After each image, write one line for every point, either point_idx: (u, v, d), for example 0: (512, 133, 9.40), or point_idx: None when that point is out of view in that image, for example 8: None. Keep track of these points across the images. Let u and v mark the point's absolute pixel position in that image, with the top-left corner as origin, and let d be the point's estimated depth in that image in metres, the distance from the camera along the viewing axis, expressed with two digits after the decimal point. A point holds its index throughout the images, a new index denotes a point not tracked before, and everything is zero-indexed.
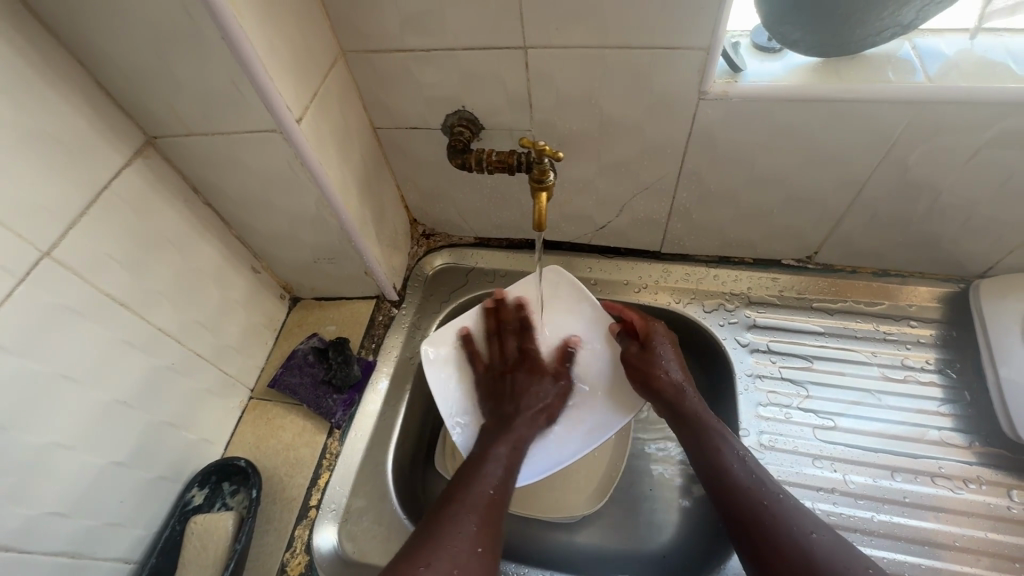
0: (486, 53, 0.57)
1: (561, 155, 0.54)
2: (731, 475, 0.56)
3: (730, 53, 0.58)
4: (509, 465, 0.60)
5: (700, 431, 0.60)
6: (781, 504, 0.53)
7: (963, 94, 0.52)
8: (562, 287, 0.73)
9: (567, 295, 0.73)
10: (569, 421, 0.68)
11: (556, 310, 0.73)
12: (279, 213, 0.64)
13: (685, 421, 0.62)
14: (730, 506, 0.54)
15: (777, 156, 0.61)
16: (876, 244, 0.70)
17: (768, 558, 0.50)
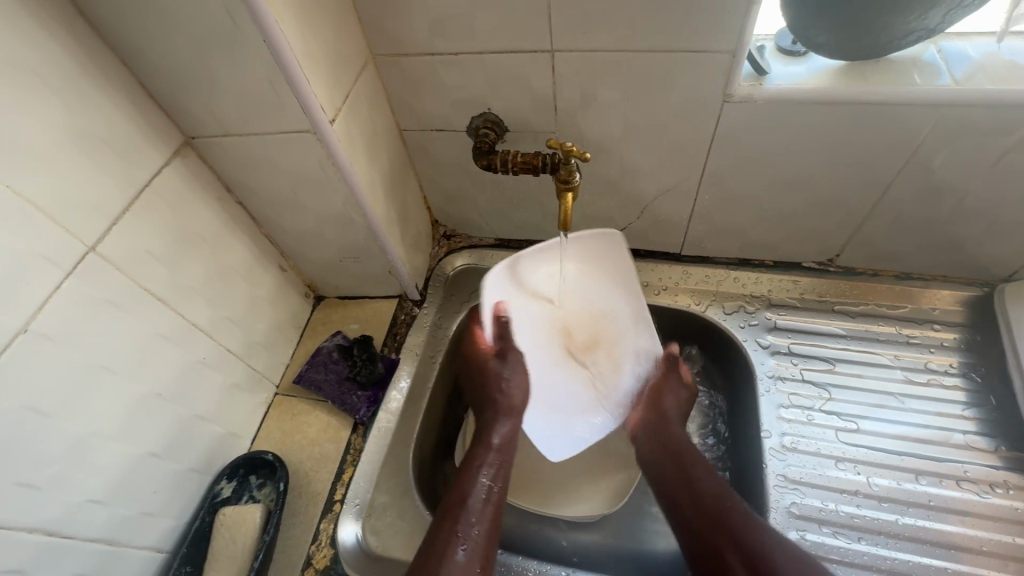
0: (514, 56, 0.58)
1: (588, 156, 0.55)
2: (715, 492, 0.60)
3: (755, 56, 0.58)
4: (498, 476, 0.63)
5: (687, 451, 0.66)
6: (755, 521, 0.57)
7: (989, 96, 0.52)
8: (614, 248, 0.66)
9: (620, 267, 0.68)
10: (601, 391, 0.73)
11: (606, 274, 0.69)
12: (308, 212, 0.65)
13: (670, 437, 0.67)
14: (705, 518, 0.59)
15: (800, 159, 0.62)
16: (898, 247, 0.70)
17: (727, 558, 0.55)
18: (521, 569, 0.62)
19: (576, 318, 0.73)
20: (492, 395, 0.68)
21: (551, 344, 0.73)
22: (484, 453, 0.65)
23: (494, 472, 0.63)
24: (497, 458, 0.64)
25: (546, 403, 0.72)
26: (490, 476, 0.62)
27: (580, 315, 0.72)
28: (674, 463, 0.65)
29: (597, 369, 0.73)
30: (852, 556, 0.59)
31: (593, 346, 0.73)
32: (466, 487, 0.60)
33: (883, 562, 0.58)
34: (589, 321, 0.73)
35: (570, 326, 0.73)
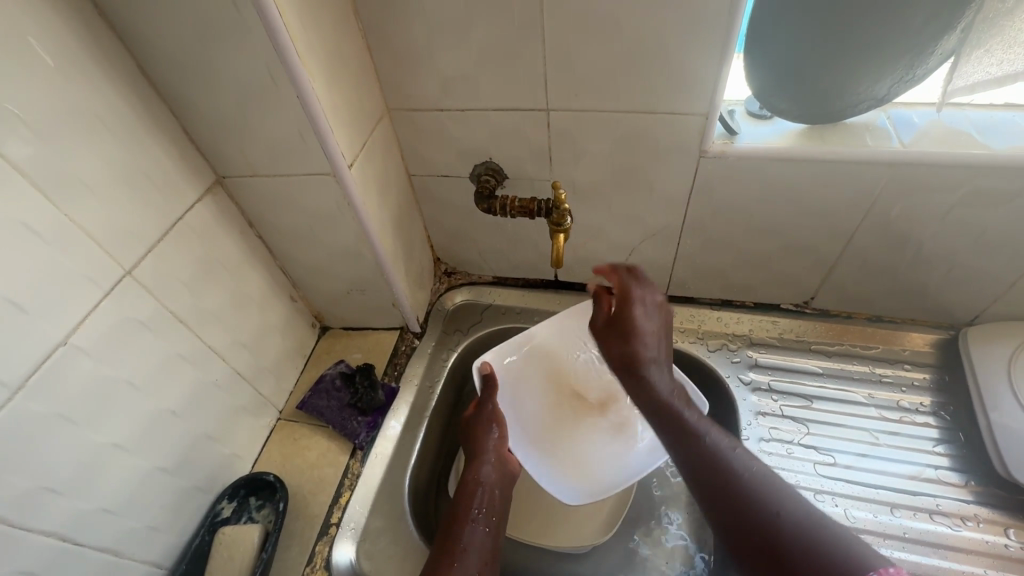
0: (514, 111, 0.66)
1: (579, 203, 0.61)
2: (738, 480, 0.45)
3: (726, 118, 0.65)
4: (494, 524, 0.61)
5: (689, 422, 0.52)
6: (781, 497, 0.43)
7: (933, 157, 0.59)
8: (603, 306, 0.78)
9: None
10: (627, 438, 0.74)
11: None
12: (321, 246, 0.71)
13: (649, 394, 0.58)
14: (721, 495, 0.44)
15: (771, 209, 0.68)
16: (867, 291, 0.76)
17: None
18: None
19: (584, 382, 0.77)
20: (474, 443, 0.69)
21: (557, 408, 0.76)
22: (478, 483, 0.64)
23: (484, 517, 0.61)
24: (490, 493, 0.64)
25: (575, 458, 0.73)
26: (486, 511, 0.62)
27: (586, 378, 0.78)
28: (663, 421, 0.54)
29: (620, 423, 0.75)
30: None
31: (607, 401, 0.76)
32: (458, 535, 0.58)
33: None
34: (598, 384, 0.77)
35: (577, 390, 0.77)
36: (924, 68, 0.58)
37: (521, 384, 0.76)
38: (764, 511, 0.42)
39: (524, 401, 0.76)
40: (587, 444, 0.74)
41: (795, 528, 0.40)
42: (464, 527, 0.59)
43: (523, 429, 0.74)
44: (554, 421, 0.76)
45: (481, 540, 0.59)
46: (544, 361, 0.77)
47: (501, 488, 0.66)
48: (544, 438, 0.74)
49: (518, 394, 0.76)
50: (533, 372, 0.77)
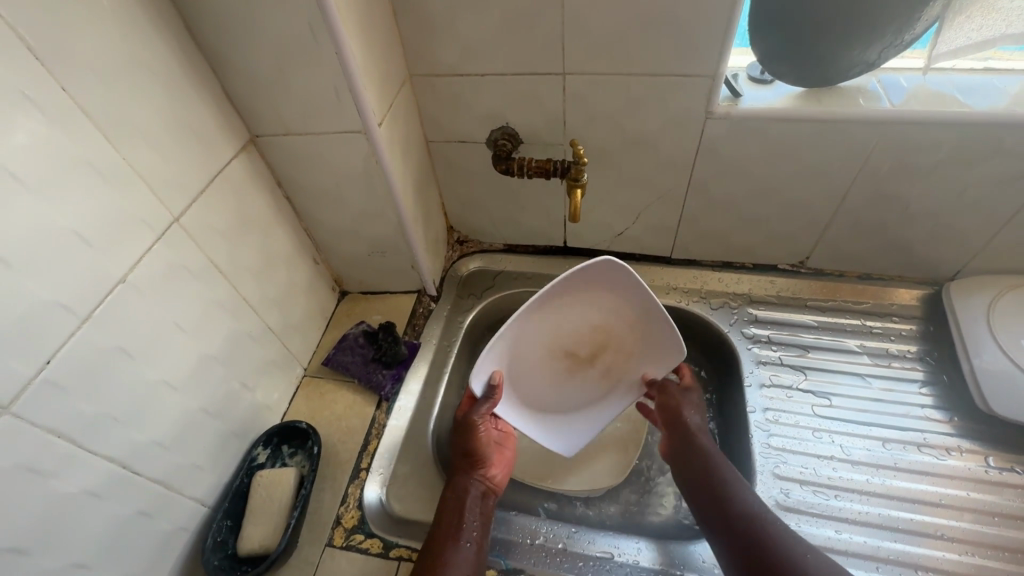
0: (533, 77, 0.69)
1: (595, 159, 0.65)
2: (751, 517, 0.57)
3: (730, 81, 0.70)
4: (480, 540, 0.60)
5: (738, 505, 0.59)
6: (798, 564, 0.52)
7: (920, 115, 0.64)
8: (607, 264, 0.61)
9: (603, 275, 0.62)
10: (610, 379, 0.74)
11: (597, 294, 0.65)
12: (347, 207, 0.74)
13: (691, 456, 0.67)
14: (745, 551, 0.55)
15: (770, 171, 0.73)
16: (858, 249, 0.81)
17: None
18: (526, 527, 0.67)
19: (571, 339, 0.69)
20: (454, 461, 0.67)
21: (547, 370, 0.71)
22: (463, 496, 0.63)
23: (467, 529, 0.60)
24: (471, 509, 0.62)
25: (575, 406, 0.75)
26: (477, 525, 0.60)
27: (577, 335, 0.69)
28: (705, 479, 0.63)
29: (607, 368, 0.73)
30: (826, 509, 0.66)
31: (597, 349, 0.71)
32: (443, 547, 0.57)
33: (857, 515, 0.65)
34: (585, 336, 0.69)
35: (567, 347, 0.70)
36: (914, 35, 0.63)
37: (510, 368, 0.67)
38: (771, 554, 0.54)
39: (516, 381, 0.69)
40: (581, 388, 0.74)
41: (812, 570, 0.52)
42: (449, 543, 0.57)
43: (511, 399, 0.70)
44: (543, 382, 0.71)
45: (467, 555, 0.57)
46: (530, 336, 0.66)
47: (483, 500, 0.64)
48: (539, 405, 0.72)
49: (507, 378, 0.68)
50: (519, 353, 0.67)
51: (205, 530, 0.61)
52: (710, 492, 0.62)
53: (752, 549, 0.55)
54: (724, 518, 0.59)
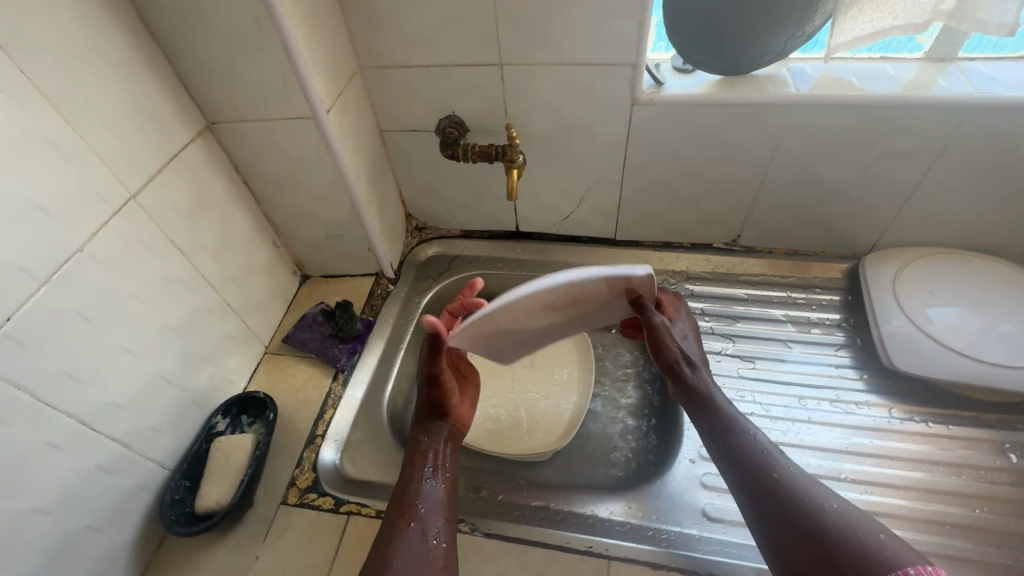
0: (473, 68, 0.75)
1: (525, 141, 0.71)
2: (765, 467, 0.55)
3: (652, 71, 0.76)
4: (450, 481, 0.64)
5: (748, 452, 0.57)
6: (810, 501, 0.51)
7: (821, 99, 0.71)
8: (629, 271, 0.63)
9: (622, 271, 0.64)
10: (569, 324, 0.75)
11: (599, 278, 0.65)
12: (302, 191, 0.79)
13: (693, 395, 0.63)
14: (760, 500, 0.53)
15: (696, 153, 0.80)
16: (783, 227, 0.88)
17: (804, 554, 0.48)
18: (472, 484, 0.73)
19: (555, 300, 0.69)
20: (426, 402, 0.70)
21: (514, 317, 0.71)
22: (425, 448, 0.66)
23: (436, 470, 0.64)
24: (444, 454, 0.67)
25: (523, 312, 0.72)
26: (440, 470, 0.65)
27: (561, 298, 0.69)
28: (711, 422, 0.60)
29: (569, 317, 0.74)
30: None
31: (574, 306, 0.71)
32: (415, 489, 0.61)
33: None
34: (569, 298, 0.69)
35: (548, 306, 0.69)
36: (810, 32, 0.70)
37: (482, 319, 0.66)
38: (789, 506, 0.51)
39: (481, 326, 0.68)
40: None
41: (832, 522, 0.49)
42: (417, 483, 0.62)
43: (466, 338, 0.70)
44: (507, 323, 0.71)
45: (437, 494, 0.62)
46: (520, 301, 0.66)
47: (449, 447, 0.68)
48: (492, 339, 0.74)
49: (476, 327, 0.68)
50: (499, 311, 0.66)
51: (164, 490, 0.65)
52: (716, 429, 0.60)
53: (761, 484, 0.54)
54: (731, 456, 0.57)
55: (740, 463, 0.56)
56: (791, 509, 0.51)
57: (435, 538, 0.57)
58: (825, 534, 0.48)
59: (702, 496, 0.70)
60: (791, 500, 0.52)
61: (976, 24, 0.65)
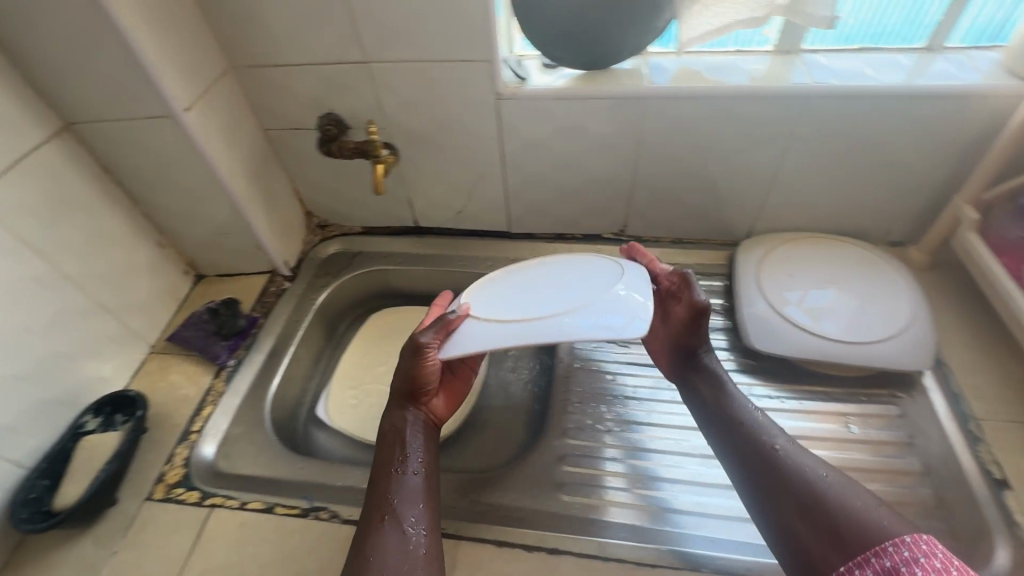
0: (339, 65, 0.76)
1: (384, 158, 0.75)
2: (762, 443, 0.58)
3: (513, 67, 0.78)
4: (431, 460, 0.63)
5: (747, 430, 0.60)
6: (808, 472, 0.55)
7: (672, 91, 0.74)
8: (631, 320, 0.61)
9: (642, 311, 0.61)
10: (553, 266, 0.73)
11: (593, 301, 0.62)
12: (178, 190, 0.79)
13: (696, 376, 0.67)
14: (755, 474, 0.56)
15: (567, 146, 0.82)
16: (663, 216, 0.91)
17: (797, 522, 0.52)
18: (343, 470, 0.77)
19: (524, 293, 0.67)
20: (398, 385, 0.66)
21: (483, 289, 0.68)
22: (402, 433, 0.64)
23: (414, 460, 0.62)
24: (412, 431, 0.64)
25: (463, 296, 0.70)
26: (416, 457, 0.62)
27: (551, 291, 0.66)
28: (715, 402, 0.64)
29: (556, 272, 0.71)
30: (692, 448, 0.72)
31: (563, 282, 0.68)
32: (398, 473, 0.61)
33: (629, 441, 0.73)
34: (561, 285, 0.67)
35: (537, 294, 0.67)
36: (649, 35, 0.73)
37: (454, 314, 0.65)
38: (784, 478, 0.55)
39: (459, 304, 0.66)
40: (511, 301, 0.66)
41: (826, 492, 0.52)
42: (395, 469, 0.61)
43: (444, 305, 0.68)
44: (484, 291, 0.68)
45: (410, 481, 0.60)
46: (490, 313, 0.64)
47: (421, 436, 0.65)
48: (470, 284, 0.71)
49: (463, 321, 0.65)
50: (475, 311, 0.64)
51: (20, 488, 0.65)
52: (717, 411, 0.63)
53: (761, 458, 0.57)
54: (734, 435, 0.60)
55: (740, 441, 0.59)
56: (794, 481, 0.54)
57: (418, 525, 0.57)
58: (823, 501, 0.52)
59: (666, 491, 0.68)
60: (792, 471, 0.55)
61: (805, 18, 0.69)
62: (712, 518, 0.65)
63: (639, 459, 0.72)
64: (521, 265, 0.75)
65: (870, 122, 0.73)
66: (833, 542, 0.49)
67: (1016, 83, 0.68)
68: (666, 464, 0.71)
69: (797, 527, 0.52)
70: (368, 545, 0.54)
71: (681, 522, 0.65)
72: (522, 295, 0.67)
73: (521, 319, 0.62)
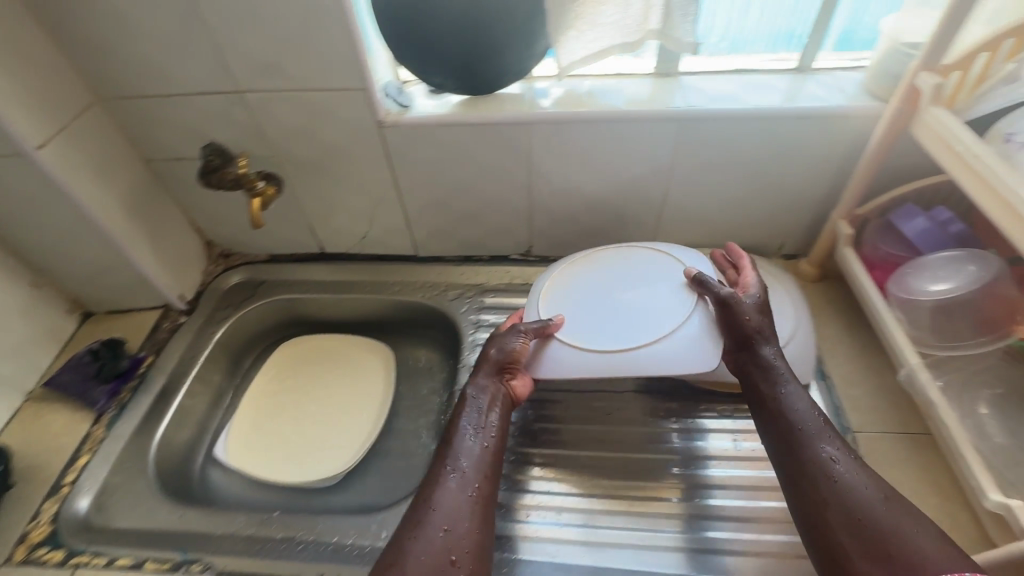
0: (212, 96, 0.74)
1: (260, 220, 0.76)
2: (824, 450, 0.58)
3: (393, 96, 0.77)
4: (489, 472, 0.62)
5: (804, 434, 0.59)
6: (856, 488, 0.55)
7: (552, 116, 0.74)
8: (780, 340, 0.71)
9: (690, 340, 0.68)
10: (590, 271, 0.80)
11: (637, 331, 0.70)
12: (47, 228, 0.76)
13: (749, 371, 0.65)
14: (806, 481, 0.57)
15: (459, 171, 0.82)
16: (565, 237, 0.91)
17: (841, 537, 0.53)
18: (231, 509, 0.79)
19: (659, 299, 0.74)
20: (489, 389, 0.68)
21: (601, 302, 0.75)
22: (468, 420, 0.65)
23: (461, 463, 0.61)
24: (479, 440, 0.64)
25: (534, 312, 0.76)
26: (470, 442, 0.64)
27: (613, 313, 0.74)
28: (770, 400, 0.63)
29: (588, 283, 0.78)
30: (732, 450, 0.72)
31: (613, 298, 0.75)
32: (439, 484, 0.60)
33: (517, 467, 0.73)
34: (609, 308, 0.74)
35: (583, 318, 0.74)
36: (507, 64, 0.73)
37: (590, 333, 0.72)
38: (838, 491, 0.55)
39: (578, 321, 0.73)
40: (586, 328, 0.72)
41: (883, 513, 0.52)
42: (439, 478, 0.60)
43: (579, 317, 0.74)
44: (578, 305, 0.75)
45: (457, 491, 0.59)
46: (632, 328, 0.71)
47: (496, 409, 0.67)
48: (591, 288, 0.77)
49: (535, 352, 0.72)
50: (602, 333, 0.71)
51: None
52: (768, 410, 0.62)
53: (812, 465, 0.57)
54: (788, 443, 0.60)
55: (790, 444, 0.59)
56: (844, 495, 0.54)
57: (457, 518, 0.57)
58: (875, 521, 0.52)
59: (715, 497, 0.69)
60: (844, 487, 0.55)
61: (672, 42, 0.70)
62: (747, 529, 0.66)
63: (675, 451, 0.73)
64: (571, 261, 0.82)
65: (747, 143, 0.75)
66: (879, 562, 0.50)
67: (875, 104, 0.70)
68: (723, 468, 0.71)
69: (844, 540, 0.52)
70: (405, 551, 0.54)
71: (715, 529, 0.66)
72: (586, 312, 0.74)
73: (610, 352, 0.69)
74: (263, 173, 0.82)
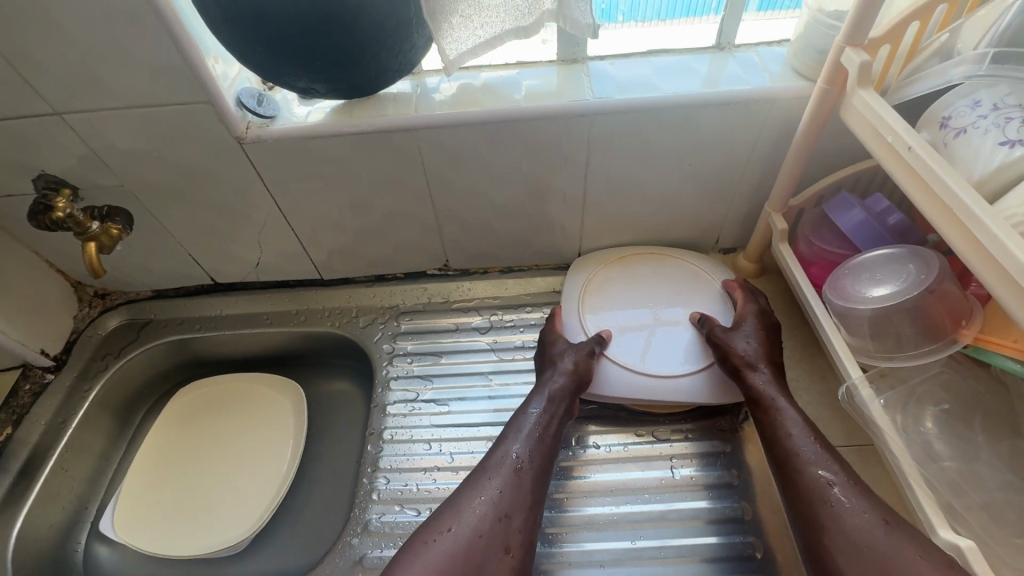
0: (26, 121, 0.61)
1: (100, 270, 0.66)
2: (825, 474, 0.54)
3: (252, 108, 0.64)
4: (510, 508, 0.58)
5: (804, 457, 0.56)
6: (856, 515, 0.51)
7: (441, 119, 0.63)
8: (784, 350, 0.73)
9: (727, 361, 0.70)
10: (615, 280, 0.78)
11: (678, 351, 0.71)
12: None
13: (751, 396, 0.63)
14: (804, 508, 0.54)
15: (347, 187, 0.71)
16: (484, 247, 0.82)
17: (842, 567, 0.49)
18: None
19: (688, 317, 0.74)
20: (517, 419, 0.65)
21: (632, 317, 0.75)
22: (519, 432, 0.63)
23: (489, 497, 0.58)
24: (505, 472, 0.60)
25: (576, 318, 0.75)
26: (520, 459, 0.61)
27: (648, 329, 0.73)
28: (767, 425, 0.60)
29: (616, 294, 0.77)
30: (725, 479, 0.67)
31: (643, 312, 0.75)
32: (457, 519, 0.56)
33: None
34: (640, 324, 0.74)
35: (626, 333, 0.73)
36: (384, 64, 0.62)
37: (632, 351, 0.71)
38: (837, 516, 0.51)
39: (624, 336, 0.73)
40: (627, 345, 0.72)
41: (886, 541, 0.48)
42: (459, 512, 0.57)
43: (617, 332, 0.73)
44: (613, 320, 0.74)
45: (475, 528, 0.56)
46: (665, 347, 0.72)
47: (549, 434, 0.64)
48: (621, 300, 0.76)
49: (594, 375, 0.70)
50: (648, 351, 0.71)
51: None
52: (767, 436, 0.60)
53: (809, 492, 0.54)
54: (782, 469, 0.57)
55: (787, 469, 0.56)
56: (842, 522, 0.51)
57: (482, 537, 0.55)
58: (875, 550, 0.48)
59: (724, 535, 0.64)
60: (841, 513, 0.51)
61: (571, 25, 0.59)
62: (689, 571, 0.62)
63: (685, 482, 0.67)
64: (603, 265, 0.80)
65: (669, 135, 0.66)
66: None
67: (803, 84, 0.62)
68: (729, 500, 0.66)
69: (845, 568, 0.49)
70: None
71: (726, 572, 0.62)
72: (624, 327, 0.74)
73: (652, 374, 0.69)
74: (105, 209, 0.70)
